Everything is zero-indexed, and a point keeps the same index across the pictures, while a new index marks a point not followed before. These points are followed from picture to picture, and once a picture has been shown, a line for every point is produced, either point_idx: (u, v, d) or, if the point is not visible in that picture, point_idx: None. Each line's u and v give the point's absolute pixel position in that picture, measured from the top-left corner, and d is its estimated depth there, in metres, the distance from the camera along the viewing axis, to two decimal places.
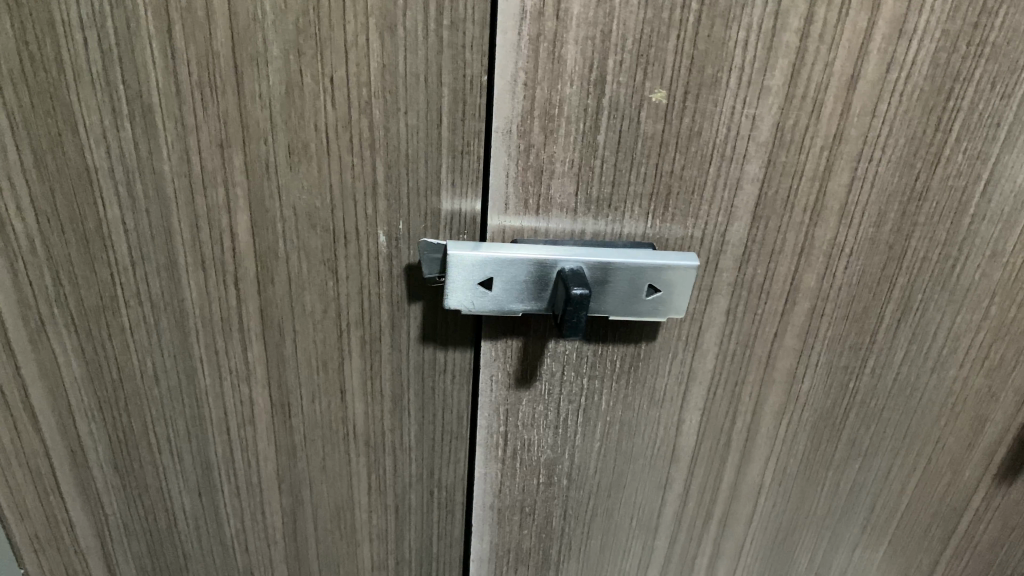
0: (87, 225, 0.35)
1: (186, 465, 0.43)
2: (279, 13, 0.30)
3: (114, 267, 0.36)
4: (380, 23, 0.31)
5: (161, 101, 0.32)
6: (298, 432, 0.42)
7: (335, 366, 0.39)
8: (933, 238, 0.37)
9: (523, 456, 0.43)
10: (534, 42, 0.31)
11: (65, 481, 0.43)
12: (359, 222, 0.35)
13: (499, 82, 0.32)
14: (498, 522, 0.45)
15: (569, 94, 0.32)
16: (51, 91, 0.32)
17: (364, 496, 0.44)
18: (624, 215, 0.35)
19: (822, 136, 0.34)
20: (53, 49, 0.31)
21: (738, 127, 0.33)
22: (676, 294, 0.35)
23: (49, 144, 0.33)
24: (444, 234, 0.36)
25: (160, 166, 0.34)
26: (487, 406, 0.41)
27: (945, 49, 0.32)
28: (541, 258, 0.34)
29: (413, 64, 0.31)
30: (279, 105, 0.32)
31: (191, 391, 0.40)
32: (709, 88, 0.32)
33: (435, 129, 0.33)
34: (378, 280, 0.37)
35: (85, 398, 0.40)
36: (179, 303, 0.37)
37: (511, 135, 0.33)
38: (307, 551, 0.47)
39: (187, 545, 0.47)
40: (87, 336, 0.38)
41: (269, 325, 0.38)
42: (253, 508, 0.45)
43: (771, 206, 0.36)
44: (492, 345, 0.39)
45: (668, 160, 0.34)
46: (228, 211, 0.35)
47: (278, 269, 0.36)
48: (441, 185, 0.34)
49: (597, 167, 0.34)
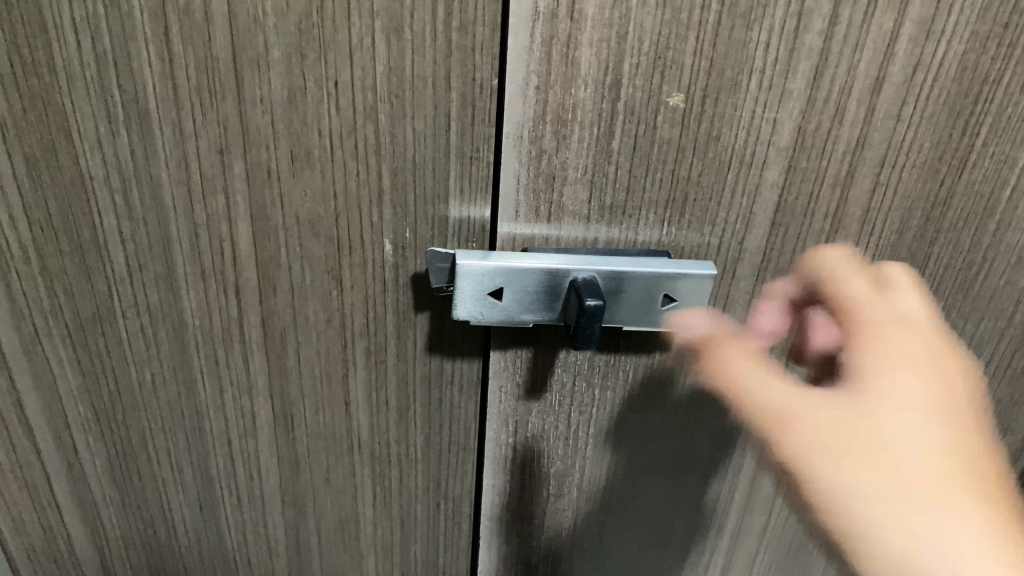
0: (82, 234, 0.34)
1: (185, 478, 0.42)
2: (281, 15, 0.29)
3: (111, 277, 0.35)
4: (386, 25, 0.29)
5: (158, 107, 0.31)
6: (302, 444, 0.41)
7: (339, 378, 0.38)
8: (956, 245, 0.36)
9: (533, 468, 0.42)
10: (546, 44, 0.30)
11: (62, 494, 0.42)
12: (364, 231, 0.34)
13: (510, 86, 0.30)
14: (506, 534, 0.44)
15: (582, 98, 0.31)
16: (44, 96, 0.31)
17: (369, 508, 0.43)
18: (638, 223, 0.34)
19: (844, 142, 0.33)
20: (45, 52, 0.30)
21: (758, 133, 0.32)
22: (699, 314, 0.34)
23: (41, 151, 0.32)
24: (452, 242, 0.35)
25: (157, 174, 0.32)
26: (496, 417, 0.40)
27: (974, 51, 0.31)
28: (553, 266, 0.32)
29: (420, 67, 0.30)
30: (281, 111, 0.31)
31: (190, 403, 0.39)
32: (728, 92, 0.31)
33: (443, 134, 0.32)
34: (384, 289, 0.35)
35: (82, 410, 0.39)
36: (178, 313, 0.36)
37: (522, 140, 0.32)
38: (311, 564, 0.46)
39: (188, 557, 0.46)
40: (83, 347, 0.37)
41: (271, 336, 0.37)
42: (255, 520, 0.44)
43: (790, 214, 0.34)
44: (502, 355, 0.37)
45: (684, 166, 0.33)
46: (229, 220, 0.34)
47: (280, 278, 0.35)
48: (449, 193, 0.33)
49: (611, 174, 0.33)
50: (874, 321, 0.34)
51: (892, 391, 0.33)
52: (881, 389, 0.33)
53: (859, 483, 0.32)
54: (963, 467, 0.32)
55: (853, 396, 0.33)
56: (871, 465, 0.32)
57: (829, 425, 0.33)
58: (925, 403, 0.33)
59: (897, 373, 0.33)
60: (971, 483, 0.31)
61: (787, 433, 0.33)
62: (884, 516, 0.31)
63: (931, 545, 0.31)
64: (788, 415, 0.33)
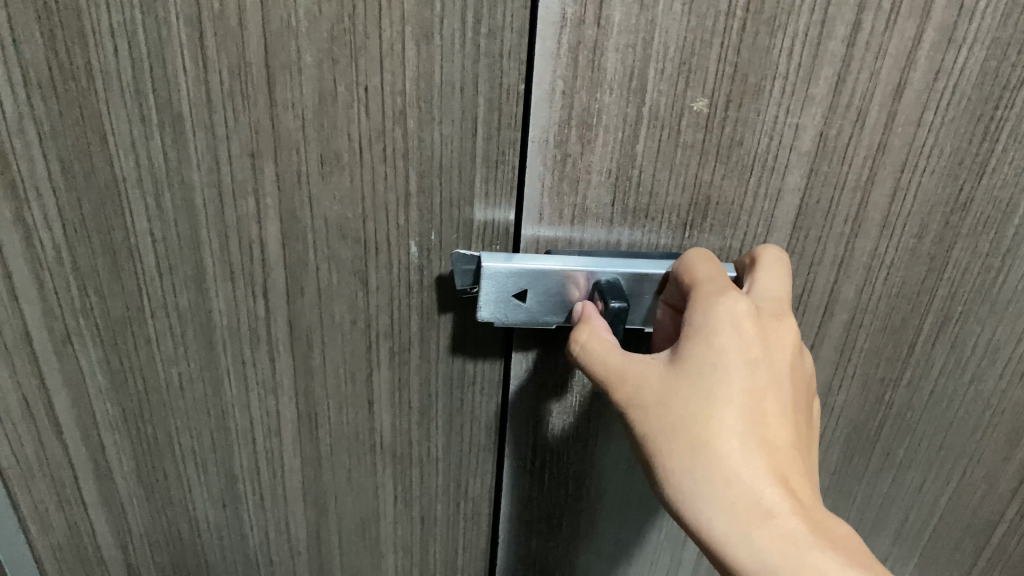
0: (114, 235, 0.35)
1: (210, 477, 0.42)
2: (313, 21, 0.30)
3: (141, 277, 0.36)
4: (416, 32, 0.30)
5: (191, 111, 0.32)
6: (325, 444, 0.41)
7: (363, 378, 0.39)
8: (975, 249, 0.36)
9: (551, 468, 0.42)
10: (573, 50, 0.30)
11: (87, 491, 0.43)
12: (391, 233, 0.34)
13: (537, 90, 0.31)
14: (524, 533, 0.45)
15: (607, 103, 0.31)
16: (80, 100, 0.31)
17: (390, 507, 0.44)
18: (660, 226, 0.35)
19: (865, 147, 0.33)
20: (83, 57, 0.31)
21: (780, 137, 0.33)
22: (674, 297, 0.34)
23: (76, 154, 0.33)
24: (476, 244, 0.35)
25: (189, 176, 0.33)
26: (516, 417, 0.40)
27: (994, 57, 0.31)
28: (577, 268, 0.33)
29: (449, 72, 0.31)
30: (312, 115, 0.32)
31: (216, 402, 0.40)
32: (752, 97, 0.31)
33: (470, 139, 0.32)
34: (409, 290, 0.36)
35: (109, 409, 0.40)
36: (206, 313, 0.37)
37: (547, 144, 0.32)
38: (331, 563, 0.47)
39: (210, 555, 0.46)
40: (113, 347, 0.38)
41: (297, 337, 0.37)
42: (277, 519, 0.44)
43: (811, 218, 0.35)
44: (523, 356, 0.38)
45: (707, 170, 0.33)
46: (258, 222, 0.34)
47: (307, 280, 0.36)
48: (475, 196, 0.34)
49: (634, 177, 0.33)
50: (774, 307, 0.32)
51: (737, 359, 0.30)
52: (715, 355, 0.30)
53: (672, 452, 0.29)
54: (784, 434, 0.30)
55: (692, 365, 0.30)
56: (690, 433, 0.29)
57: (662, 393, 0.30)
58: (775, 365, 0.31)
59: (742, 340, 0.30)
60: (789, 449, 0.30)
61: (622, 395, 0.31)
62: (686, 486, 0.29)
63: (718, 515, 0.28)
64: (626, 377, 0.30)
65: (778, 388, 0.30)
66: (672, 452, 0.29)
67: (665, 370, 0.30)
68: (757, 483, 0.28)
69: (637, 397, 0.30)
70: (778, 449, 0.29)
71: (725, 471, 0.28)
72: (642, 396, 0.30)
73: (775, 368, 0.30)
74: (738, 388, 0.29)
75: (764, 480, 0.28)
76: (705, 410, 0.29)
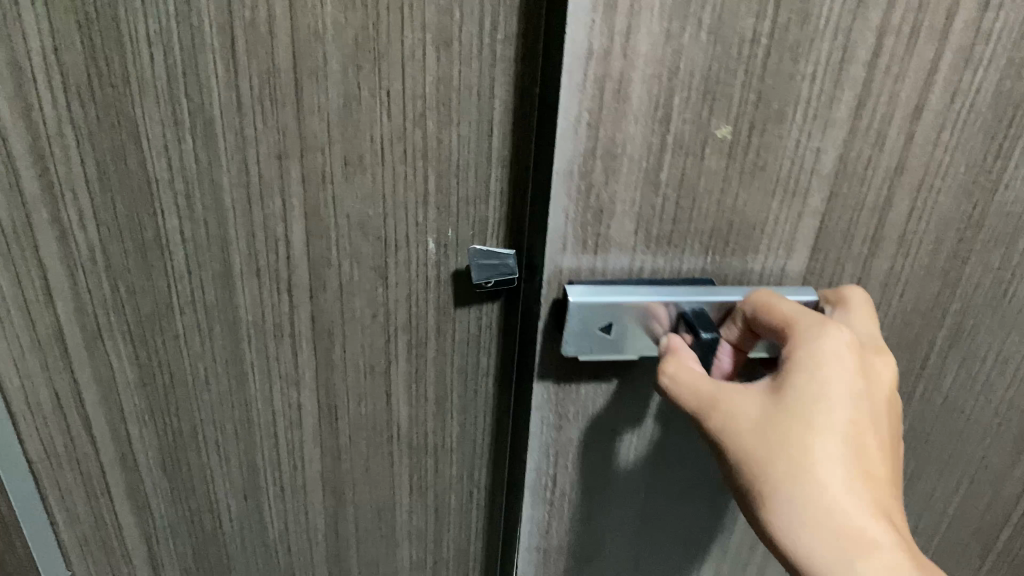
0: (146, 234, 0.36)
1: (232, 468, 0.44)
2: (339, 29, 0.31)
3: (170, 274, 0.37)
4: (437, 39, 0.31)
5: (222, 115, 0.33)
6: (344, 434, 0.43)
7: (381, 370, 0.40)
8: (988, 264, 0.36)
9: (572, 499, 0.40)
10: (599, 82, 0.28)
11: (114, 483, 0.44)
12: (410, 230, 0.36)
13: (562, 121, 0.29)
14: (542, 562, 0.43)
15: (632, 134, 0.29)
16: (117, 106, 0.33)
17: (405, 496, 0.45)
18: (683, 252, 0.33)
19: (883, 172, 0.32)
20: (120, 65, 0.32)
21: (802, 161, 0.31)
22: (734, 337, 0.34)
23: (111, 156, 0.34)
24: (491, 239, 0.37)
25: (219, 177, 0.35)
26: (539, 449, 0.38)
27: None
28: (655, 302, 0.32)
29: (467, 77, 0.32)
30: (337, 118, 0.33)
31: (240, 396, 0.41)
32: (776, 122, 0.30)
33: (486, 139, 0.34)
34: (426, 284, 0.38)
35: (137, 402, 0.41)
36: (232, 308, 0.38)
37: (571, 179, 0.30)
38: (348, 553, 0.48)
39: (231, 546, 0.48)
40: (142, 343, 0.39)
41: (319, 331, 0.39)
42: (297, 510, 0.46)
43: (830, 242, 0.34)
44: (545, 388, 0.36)
45: (730, 196, 0.32)
46: (285, 221, 0.36)
47: (329, 275, 0.37)
48: (490, 194, 0.35)
49: (658, 205, 0.31)
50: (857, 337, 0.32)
51: (843, 393, 0.30)
52: (817, 384, 0.30)
53: (771, 476, 0.29)
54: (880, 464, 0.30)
55: (791, 395, 0.30)
56: (794, 462, 0.29)
57: (760, 421, 0.30)
58: (875, 395, 0.31)
59: (848, 371, 0.30)
60: (882, 480, 0.30)
61: (715, 424, 0.30)
62: (785, 510, 0.29)
63: (817, 540, 0.29)
64: (718, 407, 0.30)
65: (873, 418, 0.31)
66: (774, 481, 0.29)
67: (766, 396, 0.30)
68: (859, 513, 0.29)
69: (732, 426, 0.30)
70: (873, 480, 0.30)
71: (828, 497, 0.29)
72: (738, 422, 0.30)
73: (870, 398, 0.31)
74: (840, 418, 0.30)
75: (866, 510, 0.29)
76: (807, 440, 0.29)
